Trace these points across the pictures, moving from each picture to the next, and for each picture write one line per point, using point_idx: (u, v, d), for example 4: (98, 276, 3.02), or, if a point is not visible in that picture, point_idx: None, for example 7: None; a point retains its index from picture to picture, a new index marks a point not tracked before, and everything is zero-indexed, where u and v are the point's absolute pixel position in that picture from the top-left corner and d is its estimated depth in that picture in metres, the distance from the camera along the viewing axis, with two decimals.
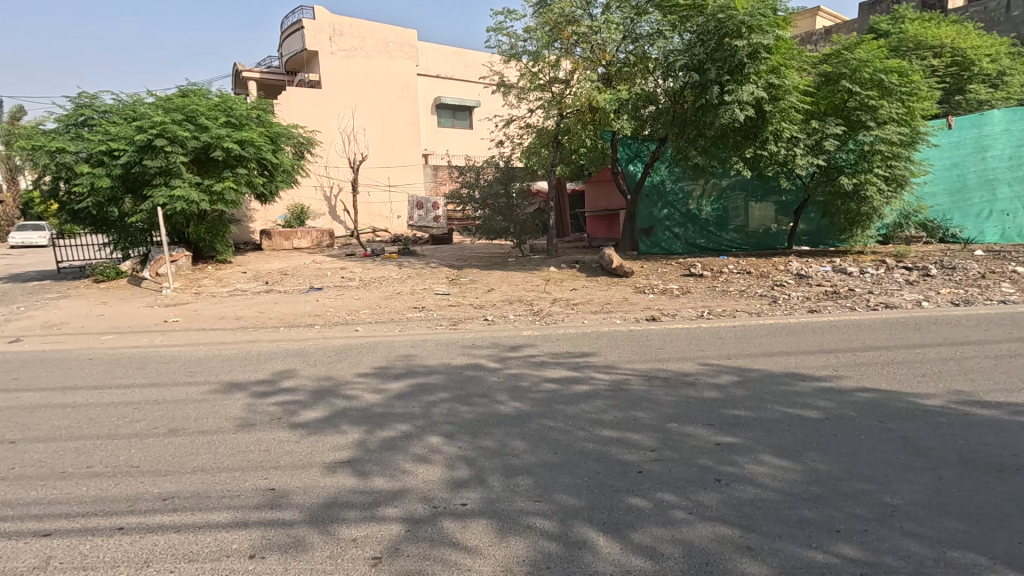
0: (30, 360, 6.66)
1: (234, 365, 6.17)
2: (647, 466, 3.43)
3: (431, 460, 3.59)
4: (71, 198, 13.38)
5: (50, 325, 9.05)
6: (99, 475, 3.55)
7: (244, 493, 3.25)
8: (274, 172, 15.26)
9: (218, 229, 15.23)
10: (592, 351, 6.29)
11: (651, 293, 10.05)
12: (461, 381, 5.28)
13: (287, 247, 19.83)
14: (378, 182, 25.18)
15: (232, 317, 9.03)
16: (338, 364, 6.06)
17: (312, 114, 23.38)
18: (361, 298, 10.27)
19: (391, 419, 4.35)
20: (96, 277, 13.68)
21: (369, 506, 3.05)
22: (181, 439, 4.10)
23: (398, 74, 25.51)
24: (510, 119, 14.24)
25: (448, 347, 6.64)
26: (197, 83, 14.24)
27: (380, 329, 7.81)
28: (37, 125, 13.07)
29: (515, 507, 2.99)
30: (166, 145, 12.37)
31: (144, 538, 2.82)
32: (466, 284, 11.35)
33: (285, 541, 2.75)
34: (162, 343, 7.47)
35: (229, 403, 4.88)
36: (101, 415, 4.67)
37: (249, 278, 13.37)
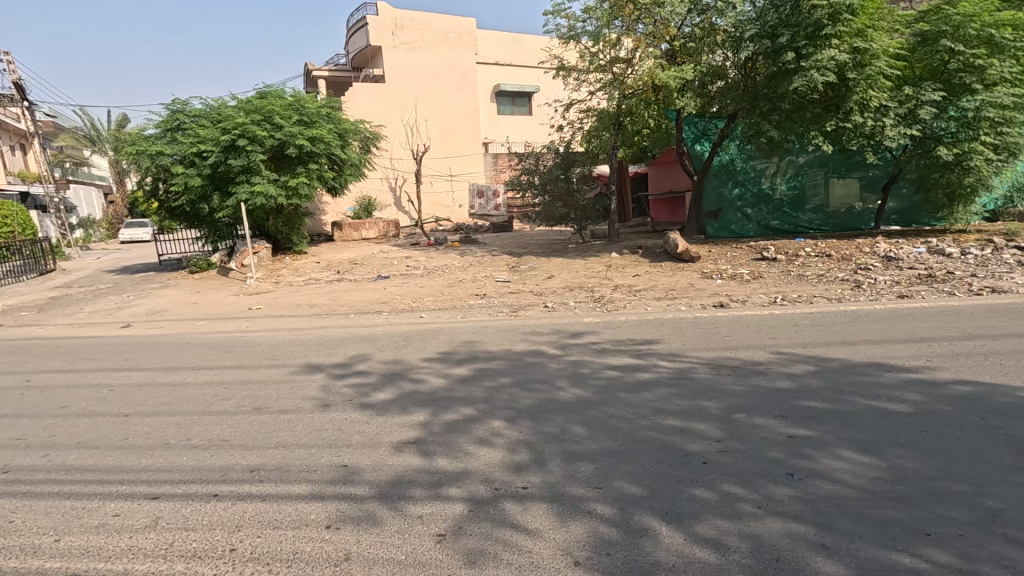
0: (138, 344, 7.46)
1: (310, 349, 6.60)
2: (712, 457, 3.32)
3: (493, 443, 3.68)
4: (168, 197, 14.72)
5: (154, 312, 10.07)
6: (197, 446, 3.95)
7: (320, 468, 3.48)
8: (343, 166, 16.04)
9: (295, 220, 16.35)
10: (655, 338, 6.14)
11: (719, 278, 9.60)
12: (522, 367, 5.33)
13: (356, 238, 20.73)
14: (441, 172, 25.71)
15: (307, 305, 9.62)
16: (404, 349, 6.32)
17: (378, 108, 24.28)
18: (425, 285, 10.59)
19: (455, 403, 4.49)
20: (191, 269, 15.03)
21: (434, 485, 3.18)
22: (265, 416, 4.46)
23: (457, 64, 25.64)
24: (570, 104, 13.99)
25: (509, 333, 6.72)
26: (272, 84, 15.05)
27: (443, 315, 8.03)
28: (140, 131, 14.42)
29: (575, 493, 3.00)
30: (247, 145, 13.28)
31: (235, 504, 3.11)
32: (527, 271, 11.39)
33: (357, 515, 2.93)
34: (247, 328, 8.10)
35: (307, 384, 5.23)
36: (197, 393, 5.16)
37: (321, 267, 14.15)
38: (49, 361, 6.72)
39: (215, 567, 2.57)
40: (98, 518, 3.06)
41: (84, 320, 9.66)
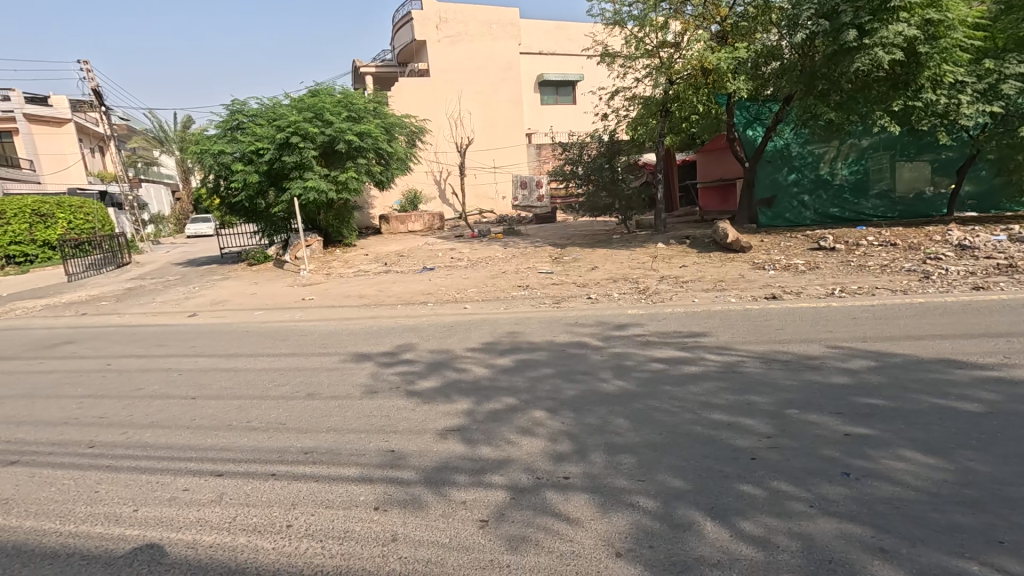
0: (204, 332, 7.97)
1: (359, 338, 6.84)
2: (761, 454, 3.22)
3: (534, 433, 3.70)
4: (228, 193, 15.55)
5: (217, 302, 10.72)
6: (257, 428, 4.19)
7: (369, 452, 3.62)
8: (390, 160, 16.48)
9: (345, 214, 16.97)
10: (703, 330, 5.97)
11: (771, 269, 9.21)
12: (564, 358, 5.33)
13: (402, 231, 21.21)
14: (484, 164, 25.83)
15: (357, 296, 9.96)
16: (448, 339, 6.45)
17: (423, 103, 24.67)
18: (469, 277, 10.73)
19: (498, 393, 4.54)
20: (249, 261, 15.86)
21: (477, 472, 3.24)
22: (318, 401, 4.68)
23: (501, 55, 25.57)
24: (615, 92, 13.74)
25: (552, 325, 6.72)
26: (322, 82, 15.51)
27: (486, 306, 8.13)
28: (203, 131, 15.25)
29: (617, 485, 2.99)
30: (300, 142, 13.78)
31: (291, 484, 3.29)
32: (570, 263, 11.32)
33: (404, 498, 3.03)
34: (301, 318, 8.49)
35: (356, 372, 5.44)
36: (255, 379, 5.46)
37: (370, 260, 14.58)
38: (127, 347, 7.29)
39: (273, 541, 2.74)
40: (170, 492, 3.32)
41: (156, 309, 10.40)
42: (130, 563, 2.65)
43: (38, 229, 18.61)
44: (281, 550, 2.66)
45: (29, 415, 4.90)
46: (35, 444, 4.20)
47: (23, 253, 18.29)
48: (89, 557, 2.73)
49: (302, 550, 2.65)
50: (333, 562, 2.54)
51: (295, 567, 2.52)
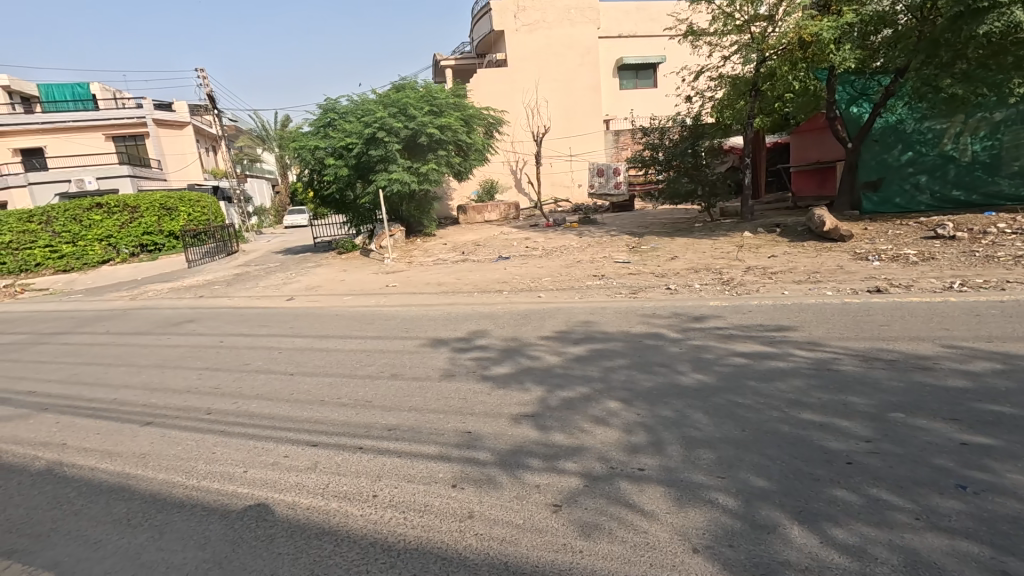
0: (300, 315, 8.67)
1: (438, 324, 7.12)
2: (858, 458, 2.98)
3: (608, 423, 3.68)
4: (322, 187, 16.72)
5: (312, 287, 11.61)
6: (346, 404, 4.52)
7: (447, 432, 3.79)
8: (469, 151, 16.93)
9: (426, 205, 17.59)
10: (793, 324, 5.58)
11: (875, 259, 8.37)
12: (640, 349, 5.22)
13: (479, 221, 21.64)
14: (561, 152, 25.59)
15: (436, 283, 10.34)
16: (523, 327, 6.54)
17: (501, 93, 24.93)
18: (544, 266, 10.76)
19: (571, 381, 4.55)
20: (339, 251, 16.98)
21: (551, 458, 3.28)
22: (400, 382, 4.95)
23: (579, 41, 25.09)
24: (701, 71, 13.13)
25: (627, 315, 6.60)
26: (406, 77, 16.10)
27: (561, 295, 8.13)
28: (299, 128, 16.41)
29: (695, 479, 2.90)
30: (386, 136, 14.41)
31: (376, 457, 3.52)
32: (648, 252, 10.99)
33: (479, 477, 3.15)
34: (385, 303, 8.99)
35: (434, 356, 5.66)
36: (344, 359, 5.88)
37: (449, 248, 15.04)
38: (237, 327, 8.13)
39: (361, 508, 2.96)
40: (272, 458, 3.67)
41: (260, 293, 11.45)
42: (242, 516, 3.00)
43: (165, 221, 21.01)
44: (368, 517, 2.87)
45: (160, 383, 5.62)
46: (165, 408, 4.82)
47: (153, 242, 20.79)
48: (209, 509, 3.11)
49: (385, 519, 2.84)
50: (415, 532, 2.70)
51: (380, 533, 2.72)
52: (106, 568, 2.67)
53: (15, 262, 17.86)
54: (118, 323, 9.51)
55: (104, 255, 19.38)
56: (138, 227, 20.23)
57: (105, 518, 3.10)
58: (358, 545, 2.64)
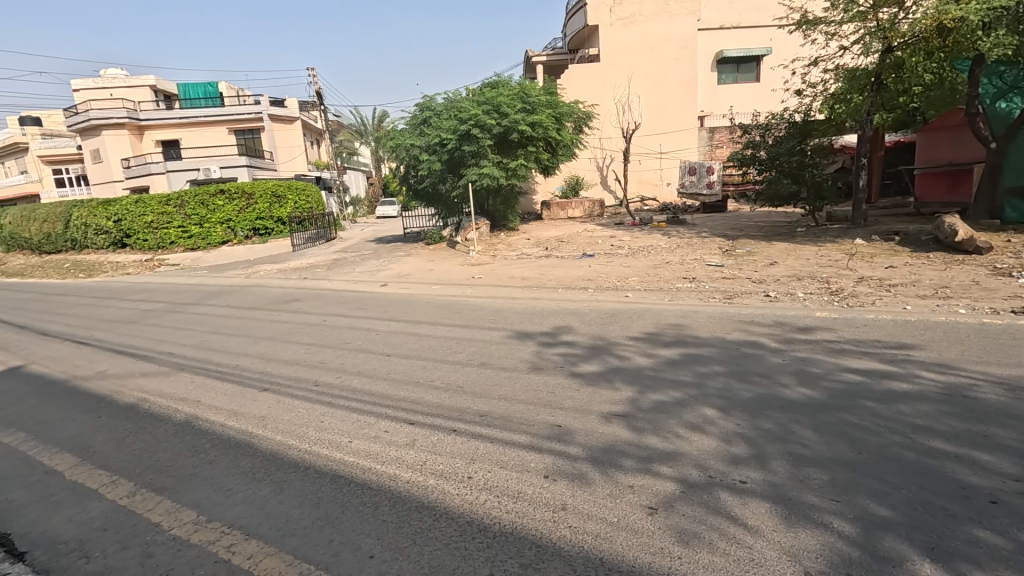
0: (392, 300, 9.16)
1: (524, 317, 7.20)
2: (1005, 498, 2.64)
3: (705, 431, 3.54)
4: (415, 180, 17.52)
5: (402, 275, 12.20)
6: (439, 387, 4.72)
7: (537, 423, 3.84)
8: (557, 148, 16.90)
9: (511, 199, 17.88)
10: (916, 343, 5.04)
11: (1021, 276, 7.33)
12: (737, 357, 4.96)
13: (562, 217, 21.58)
14: (651, 149, 24.83)
15: (520, 277, 10.46)
16: (609, 325, 6.45)
17: (591, 89, 24.65)
18: (630, 265, 10.53)
19: (663, 384, 4.42)
20: (427, 241, 17.69)
21: (645, 460, 3.22)
22: (489, 370, 5.08)
23: (677, 34, 24.12)
24: (814, 63, 12.14)
25: (721, 321, 6.30)
26: (500, 74, 16.38)
27: (649, 296, 7.91)
28: (396, 124, 17.28)
29: (805, 499, 2.72)
30: (478, 132, 14.77)
31: (470, 441, 3.65)
32: (743, 256, 10.41)
33: (571, 472, 3.15)
34: (471, 294, 9.24)
35: (521, 348, 5.74)
36: (435, 344, 6.14)
37: (533, 244, 15.14)
38: (337, 308, 8.74)
39: (456, 488, 3.09)
40: (374, 431, 3.93)
41: (356, 278, 12.23)
42: (349, 482, 3.24)
43: (276, 207, 22.76)
44: (464, 497, 2.99)
45: (274, 353, 6.20)
46: (280, 377, 5.31)
47: (265, 227, 22.61)
48: (321, 472, 3.39)
49: (480, 501, 2.94)
50: (509, 517, 2.77)
51: (476, 514, 2.81)
52: (237, 512, 3.01)
53: (156, 240, 20.99)
54: (237, 297, 10.62)
55: (224, 236, 21.62)
56: (253, 213, 22.09)
57: (235, 469, 3.49)
58: (456, 522, 2.76)
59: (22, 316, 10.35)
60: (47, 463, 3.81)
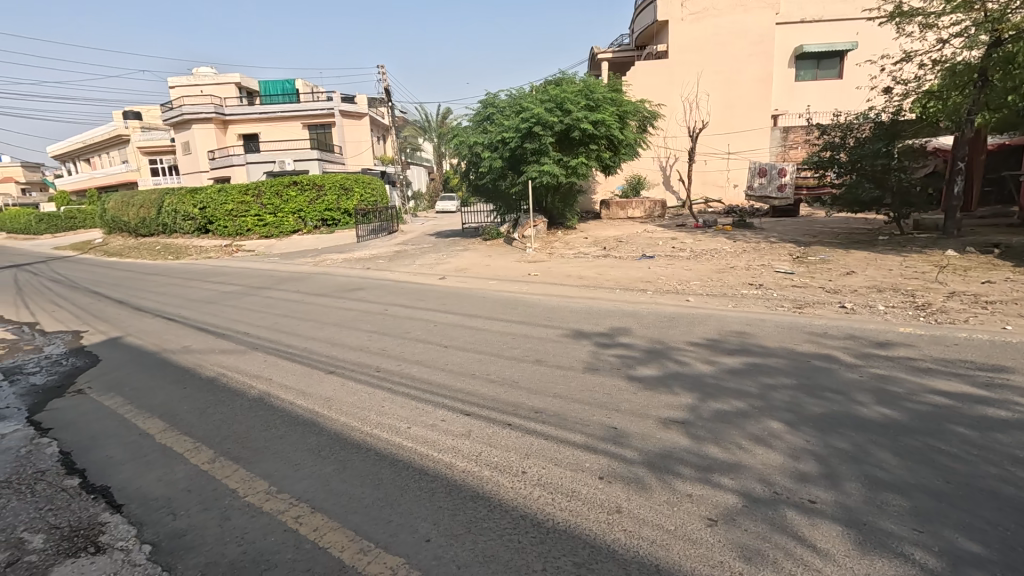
0: (450, 293, 9.36)
1: (580, 317, 7.14)
2: None
3: (770, 445, 3.38)
4: (475, 176, 17.79)
5: (460, 269, 12.44)
6: (494, 381, 4.79)
7: (592, 424, 3.81)
8: (620, 147, 16.54)
9: (570, 198, 17.76)
10: (1017, 367, 4.56)
11: None
12: (807, 370, 4.70)
13: (621, 217, 21.23)
14: (718, 149, 23.89)
15: (577, 276, 10.38)
16: (669, 329, 6.28)
17: (658, 87, 24.05)
18: (692, 268, 10.19)
19: (725, 393, 4.26)
20: (485, 237, 17.91)
21: (705, 469, 3.12)
22: (545, 368, 5.09)
23: (752, 29, 23.03)
24: (907, 58, 11.23)
25: (790, 331, 5.98)
26: (564, 71, 16.31)
27: (712, 301, 7.64)
28: (460, 121, 17.59)
29: (882, 526, 2.54)
30: (540, 130, 14.76)
31: (524, 436, 3.68)
32: (816, 264, 9.81)
33: (627, 475, 3.11)
34: (527, 291, 9.28)
35: (577, 348, 5.70)
36: (492, 339, 6.21)
37: (590, 243, 14.99)
38: (398, 298, 9.03)
39: (511, 481, 3.13)
40: (432, 419, 4.04)
41: (417, 270, 12.58)
42: (407, 466, 3.35)
43: (343, 200, 23.76)
44: (518, 490, 3.02)
45: (339, 339, 6.50)
46: (345, 361, 5.57)
47: (333, 218, 23.66)
48: (381, 455, 3.52)
49: (534, 496, 2.96)
50: (563, 514, 2.77)
51: (530, 509, 2.84)
52: (304, 485, 3.19)
53: (234, 227, 22.50)
54: (305, 284, 11.20)
55: (295, 225, 22.85)
56: (322, 204, 23.17)
57: (303, 446, 3.70)
58: (510, 514, 2.79)
59: (121, 293, 11.42)
60: (141, 426, 4.19)
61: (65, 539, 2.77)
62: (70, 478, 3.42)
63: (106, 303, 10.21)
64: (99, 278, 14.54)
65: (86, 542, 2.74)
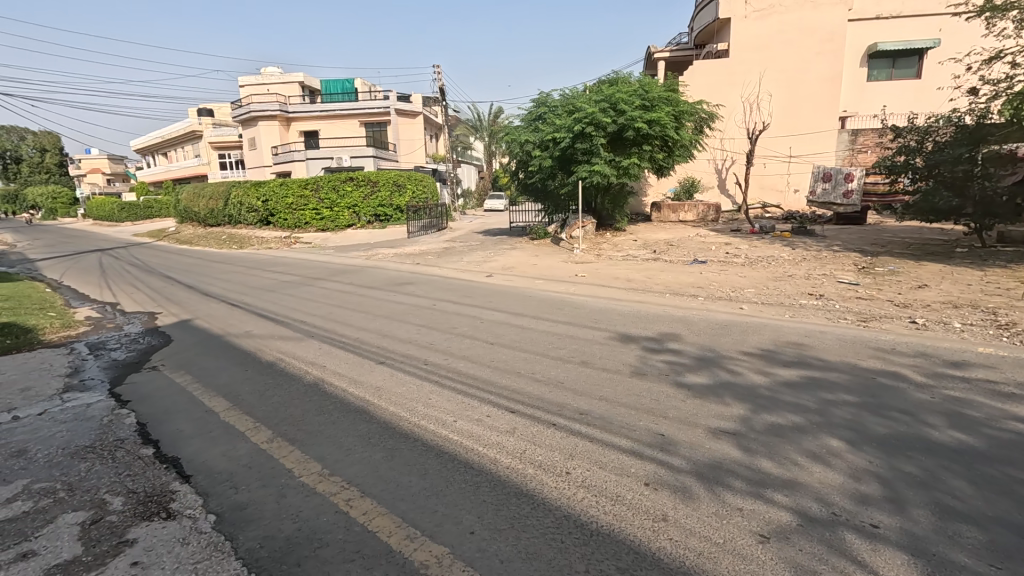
0: (497, 291, 9.45)
1: (627, 320, 7.04)
2: None
3: (829, 463, 3.22)
4: (525, 175, 17.86)
5: (507, 267, 12.53)
6: (540, 380, 4.79)
7: (639, 430, 3.74)
8: (674, 148, 16.07)
9: (620, 199, 17.50)
10: None
11: None
12: (871, 387, 4.44)
13: (672, 220, 20.76)
14: (778, 152, 22.92)
15: (625, 279, 10.23)
16: (721, 337, 6.09)
17: (716, 87, 23.31)
18: (747, 275, 9.82)
19: (780, 406, 4.09)
20: (532, 236, 17.95)
21: (757, 484, 3.01)
22: (591, 370, 5.05)
23: (821, 26, 21.94)
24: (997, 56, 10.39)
25: (853, 345, 5.67)
26: (620, 70, 16.08)
27: (768, 310, 7.34)
28: (512, 120, 17.69)
29: (953, 559, 2.37)
30: (592, 130, 14.60)
31: (569, 437, 3.67)
32: (884, 275, 9.24)
33: (674, 484, 3.04)
34: (574, 292, 9.23)
35: (624, 352, 5.62)
36: (537, 338, 6.22)
37: (639, 245, 14.74)
38: (445, 294, 9.20)
39: (555, 481, 3.12)
40: (477, 415, 4.09)
41: (464, 267, 12.77)
42: (453, 459, 3.41)
43: (396, 196, 24.41)
44: (562, 491, 3.02)
45: (389, 331, 6.70)
46: (394, 352, 5.73)
47: (385, 213, 24.34)
48: (428, 446, 3.60)
49: (577, 497, 2.95)
50: (607, 518, 2.75)
51: (574, 509, 2.83)
52: (354, 470, 3.31)
53: (293, 219, 23.57)
54: (358, 276, 11.60)
55: (349, 220, 23.67)
56: (376, 200, 23.88)
57: (354, 432, 3.84)
58: (553, 514, 2.79)
59: (192, 278, 12.21)
60: (207, 404, 4.47)
61: (141, 503, 2.99)
62: (145, 448, 3.70)
63: (178, 287, 10.95)
64: (172, 264, 15.61)
65: (159, 507, 2.95)
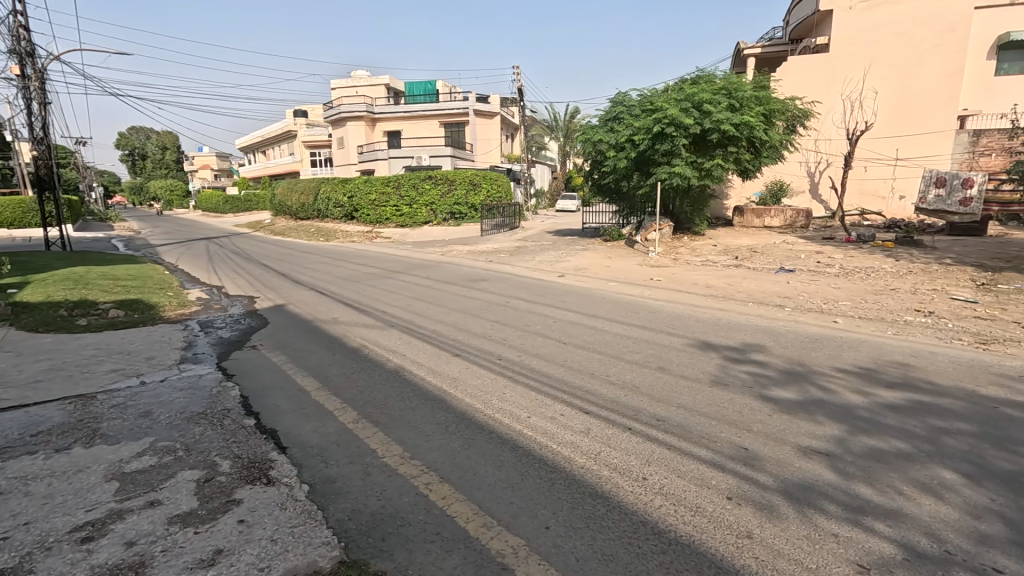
0: (569, 291, 9.42)
1: (707, 327, 6.75)
2: None
3: (941, 496, 2.91)
4: (600, 176, 17.64)
5: (580, 268, 12.46)
6: (615, 383, 4.72)
7: (721, 441, 3.58)
8: (762, 149, 15.18)
9: (700, 202, 16.82)
10: None
11: None
12: (992, 417, 3.95)
13: (756, 225, 19.65)
14: (882, 154, 21.01)
15: (704, 285, 9.81)
16: (812, 351, 5.69)
17: (813, 85, 21.78)
18: (842, 287, 9.09)
19: (882, 430, 3.76)
20: (606, 237, 17.70)
21: (855, 510, 2.79)
22: (667, 376, 4.90)
23: (940, 16, 19.87)
24: None
25: (969, 369, 5.08)
26: (705, 69, 15.42)
27: (866, 325, 6.76)
28: (589, 120, 17.51)
29: None
30: (674, 132, 14.09)
31: (645, 443, 3.59)
32: (1009, 294, 8.20)
33: (760, 501, 2.89)
34: (649, 296, 8.99)
35: (704, 360, 5.41)
36: (611, 340, 6.13)
37: (719, 251, 14.09)
38: (518, 291, 9.30)
39: (631, 485, 3.07)
40: (551, 412, 4.11)
41: (536, 266, 12.84)
42: (527, 454, 3.45)
43: (471, 194, 24.91)
44: (638, 495, 2.96)
45: (465, 324, 6.87)
46: (470, 346, 5.88)
47: (460, 211, 24.93)
48: (503, 439, 3.67)
49: (655, 504, 2.88)
50: (687, 529, 2.66)
51: (651, 516, 2.76)
52: (434, 456, 3.44)
53: (375, 215, 24.82)
54: (434, 271, 11.99)
55: (427, 217, 24.51)
56: (452, 198, 24.53)
57: (432, 419, 3.99)
58: (629, 518, 2.74)
59: (284, 267, 13.15)
60: (300, 383, 4.83)
61: (245, 468, 3.29)
62: (248, 418, 4.06)
63: (273, 275, 11.84)
64: (267, 253, 16.88)
65: (260, 473, 3.23)
